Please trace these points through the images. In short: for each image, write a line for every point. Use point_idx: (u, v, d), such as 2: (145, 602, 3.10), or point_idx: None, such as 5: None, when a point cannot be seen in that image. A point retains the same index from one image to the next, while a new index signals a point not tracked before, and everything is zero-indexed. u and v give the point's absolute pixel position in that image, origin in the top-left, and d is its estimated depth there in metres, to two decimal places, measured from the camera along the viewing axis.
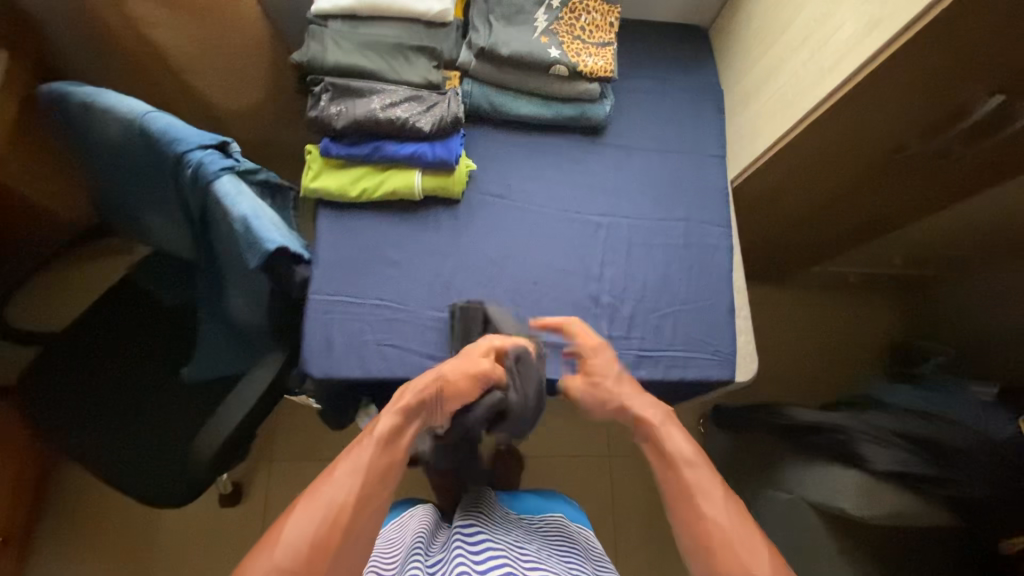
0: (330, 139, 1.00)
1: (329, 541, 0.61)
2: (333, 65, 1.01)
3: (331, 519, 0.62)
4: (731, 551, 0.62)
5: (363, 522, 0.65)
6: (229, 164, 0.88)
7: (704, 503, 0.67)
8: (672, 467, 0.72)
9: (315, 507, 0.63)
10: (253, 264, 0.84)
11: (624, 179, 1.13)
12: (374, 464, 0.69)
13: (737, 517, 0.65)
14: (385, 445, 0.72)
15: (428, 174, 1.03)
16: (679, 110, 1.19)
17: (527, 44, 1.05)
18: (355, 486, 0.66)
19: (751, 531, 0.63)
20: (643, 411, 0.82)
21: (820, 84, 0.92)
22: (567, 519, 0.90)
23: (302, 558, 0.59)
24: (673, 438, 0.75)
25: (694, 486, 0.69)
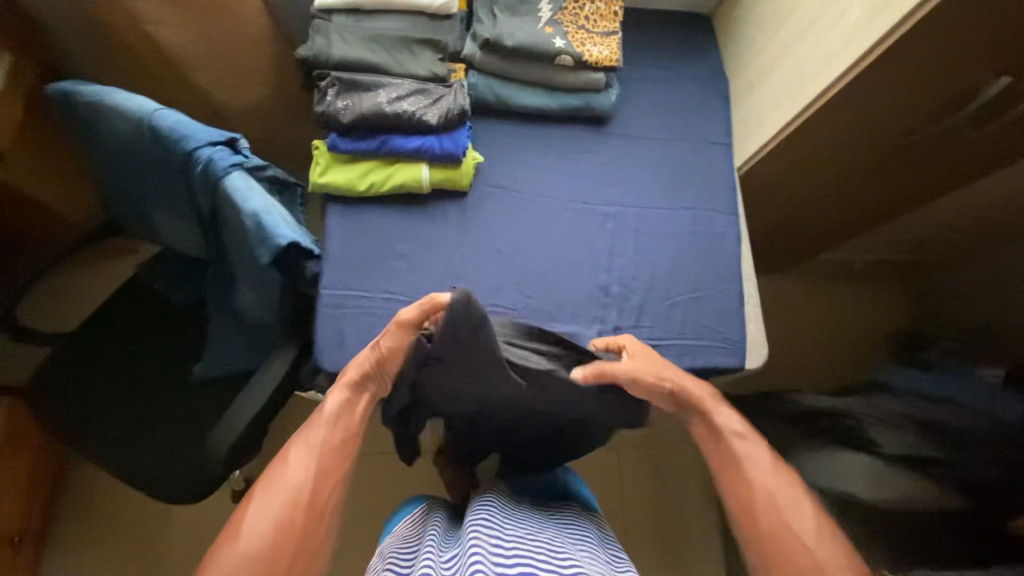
0: (337, 133, 1.00)
1: (291, 521, 0.70)
2: (339, 59, 1.00)
3: (290, 503, 0.71)
4: (780, 513, 0.70)
5: (325, 501, 0.74)
6: (238, 160, 0.88)
7: (755, 475, 0.74)
8: (722, 445, 0.79)
9: (274, 493, 0.71)
10: (265, 259, 0.85)
11: (632, 169, 1.13)
12: (327, 443, 0.77)
13: (786, 488, 0.73)
14: (336, 425, 0.79)
15: (435, 168, 1.03)
16: (684, 99, 1.19)
17: (532, 35, 1.05)
18: (309, 468, 0.74)
19: (800, 499, 0.71)
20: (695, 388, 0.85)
21: (827, 70, 0.91)
22: (583, 510, 0.91)
23: (267, 539, 0.68)
24: (725, 416, 0.82)
25: (742, 457, 0.77)
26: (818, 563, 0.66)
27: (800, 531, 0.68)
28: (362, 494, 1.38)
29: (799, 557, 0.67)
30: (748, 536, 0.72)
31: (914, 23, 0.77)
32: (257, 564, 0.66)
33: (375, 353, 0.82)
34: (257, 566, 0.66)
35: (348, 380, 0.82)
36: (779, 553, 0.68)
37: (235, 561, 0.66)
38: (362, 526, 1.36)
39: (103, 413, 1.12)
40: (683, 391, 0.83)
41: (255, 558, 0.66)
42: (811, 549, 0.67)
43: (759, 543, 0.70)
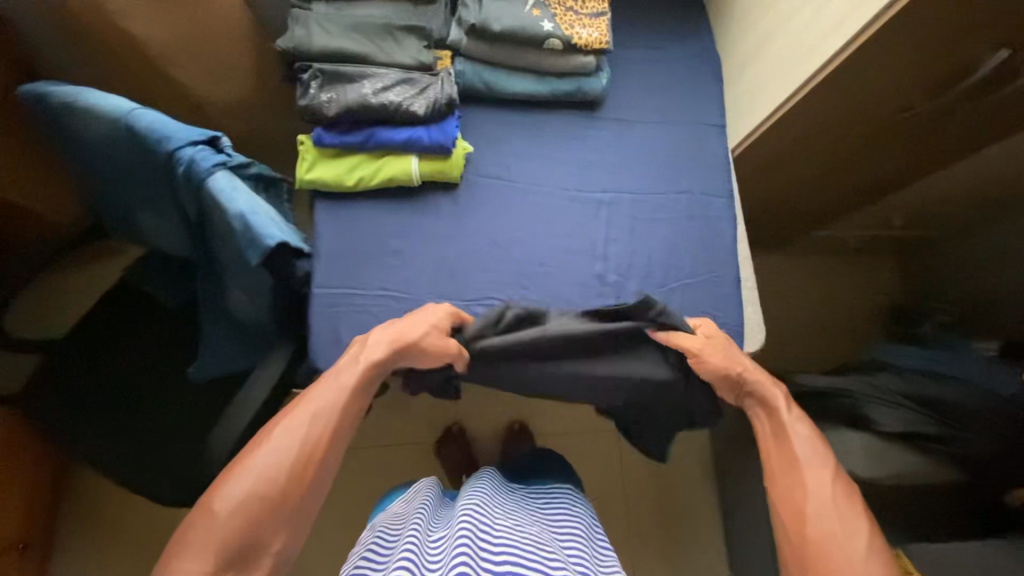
0: (322, 127, 0.97)
1: (304, 468, 0.73)
2: (320, 49, 0.96)
3: (304, 454, 0.74)
4: (835, 531, 0.68)
5: (331, 458, 0.77)
6: (221, 159, 0.86)
7: (815, 485, 0.73)
8: (786, 452, 0.78)
9: (294, 439, 0.75)
10: (254, 261, 0.84)
11: (626, 154, 1.11)
12: (345, 407, 0.80)
13: (843, 509, 0.70)
14: (356, 393, 0.81)
15: (425, 159, 1.00)
16: (677, 80, 1.16)
17: (520, 19, 1.02)
18: (329, 425, 0.77)
19: (856, 522, 0.69)
20: (769, 389, 0.85)
21: (823, 48, 0.89)
22: (576, 493, 0.96)
23: (279, 482, 0.71)
24: (797, 424, 0.81)
25: (804, 461, 0.76)
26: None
27: (851, 557, 0.66)
28: (362, 485, 1.39)
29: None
30: (789, 544, 0.71)
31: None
32: (263, 503, 0.69)
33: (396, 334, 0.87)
34: (264, 502, 0.69)
35: (376, 359, 0.83)
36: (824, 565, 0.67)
37: (243, 491, 0.70)
38: (362, 516, 1.37)
39: (97, 421, 1.11)
40: (750, 377, 0.86)
41: (262, 496, 0.70)
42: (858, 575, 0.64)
43: (803, 553, 0.69)
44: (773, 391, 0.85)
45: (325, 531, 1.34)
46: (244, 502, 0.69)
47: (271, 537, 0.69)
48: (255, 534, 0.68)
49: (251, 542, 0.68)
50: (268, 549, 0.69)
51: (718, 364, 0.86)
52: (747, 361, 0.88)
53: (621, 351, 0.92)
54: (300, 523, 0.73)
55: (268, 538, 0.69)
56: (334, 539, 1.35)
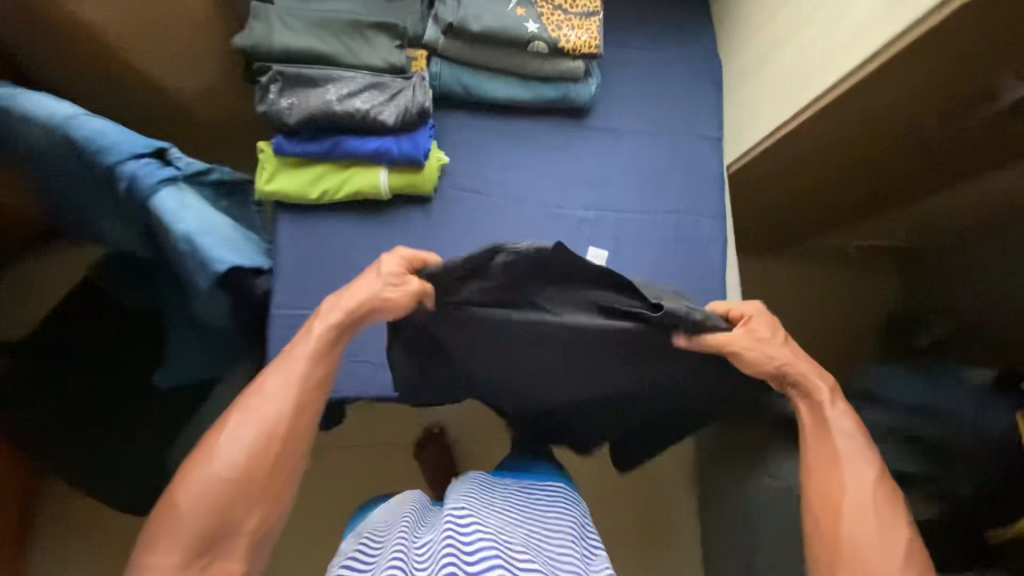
0: (283, 135, 0.90)
1: (267, 450, 0.69)
2: (281, 48, 0.87)
3: (266, 434, 0.69)
4: (875, 541, 0.65)
5: (300, 434, 0.72)
6: (168, 174, 0.80)
7: (855, 490, 0.69)
8: (823, 452, 0.73)
9: (254, 420, 0.69)
10: (206, 285, 0.79)
11: (613, 166, 1.04)
12: (308, 377, 0.73)
13: (881, 516, 0.67)
14: (318, 361, 0.74)
15: (394, 172, 0.94)
16: (673, 87, 1.08)
17: (501, 18, 0.93)
18: (290, 400, 0.72)
19: (896, 530, 0.66)
20: (812, 381, 0.76)
21: (831, 69, 0.80)
22: (569, 492, 0.90)
23: (242, 465, 0.67)
24: (838, 417, 0.74)
25: (846, 458, 0.71)
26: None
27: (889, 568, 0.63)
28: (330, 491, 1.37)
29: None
30: (820, 540, 0.68)
31: (933, 25, 0.66)
32: (229, 489, 0.66)
33: (371, 297, 0.75)
34: (229, 487, 0.66)
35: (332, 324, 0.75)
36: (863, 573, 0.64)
37: (209, 481, 0.66)
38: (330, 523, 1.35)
39: (61, 424, 1.09)
40: (790, 370, 0.75)
41: (227, 483, 0.66)
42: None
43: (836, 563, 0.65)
44: (813, 381, 0.76)
45: (292, 537, 1.32)
46: (210, 490, 0.65)
47: (243, 520, 0.66)
48: (223, 519, 0.65)
49: (222, 528, 0.65)
50: (241, 534, 0.66)
51: (761, 361, 0.74)
52: (789, 344, 0.78)
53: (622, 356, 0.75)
54: (274, 505, 0.69)
55: (240, 522, 0.66)
56: (298, 547, 1.33)
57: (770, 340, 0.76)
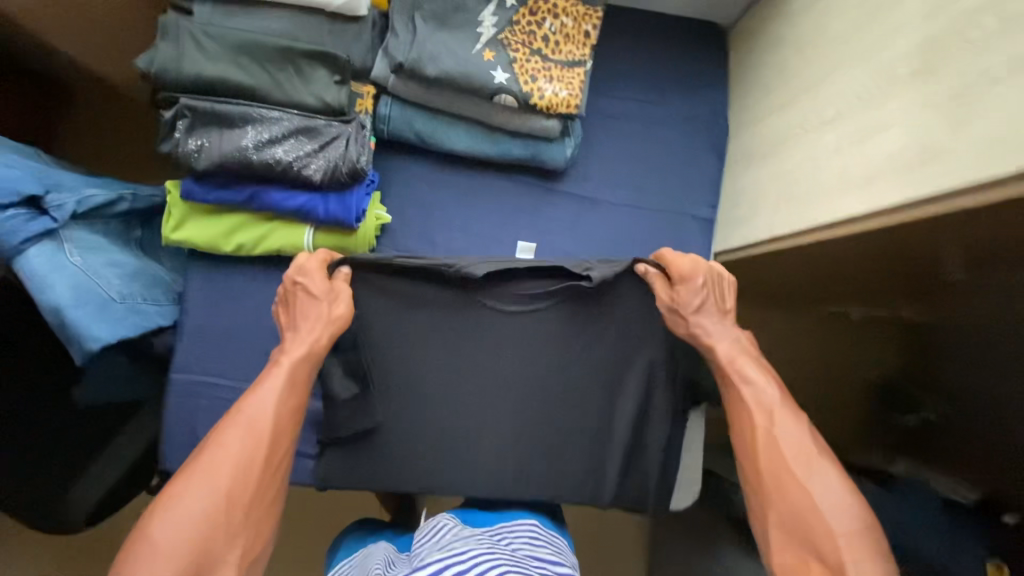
0: (192, 178, 0.77)
1: (246, 470, 0.59)
2: (192, 78, 0.73)
3: (242, 462, 0.59)
4: (800, 482, 0.59)
5: (280, 461, 0.63)
6: (36, 231, 0.69)
7: (777, 433, 0.62)
8: (736, 399, 0.66)
9: (233, 441, 0.60)
10: (76, 362, 0.69)
11: (580, 240, 0.90)
12: (284, 402, 0.64)
13: (809, 457, 0.60)
14: (294, 386, 0.66)
15: (322, 230, 0.81)
16: (667, 153, 0.92)
17: (463, 62, 0.77)
18: (266, 426, 0.62)
19: (821, 468, 0.59)
20: (718, 339, 0.68)
21: (834, 202, 0.64)
22: (541, 527, 0.79)
23: (221, 489, 0.57)
24: (753, 368, 0.66)
25: (757, 406, 0.64)
26: (838, 550, 0.55)
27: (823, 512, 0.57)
28: None
29: (816, 536, 0.57)
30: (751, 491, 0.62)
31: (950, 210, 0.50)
32: (209, 521, 0.56)
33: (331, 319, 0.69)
34: (206, 519, 0.55)
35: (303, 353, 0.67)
36: (802, 528, 0.58)
37: (181, 517, 0.55)
38: None
39: None
40: (704, 342, 0.68)
41: (204, 516, 0.56)
42: (833, 536, 0.56)
43: (770, 515, 0.60)
44: (724, 348, 0.68)
45: None
46: (184, 527, 0.55)
47: (224, 551, 0.56)
48: (204, 553, 0.55)
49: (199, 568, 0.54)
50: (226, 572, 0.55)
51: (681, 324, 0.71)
52: (715, 307, 0.70)
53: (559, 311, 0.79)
54: (261, 529, 0.59)
55: (225, 553, 0.56)
56: None
57: (686, 301, 0.69)
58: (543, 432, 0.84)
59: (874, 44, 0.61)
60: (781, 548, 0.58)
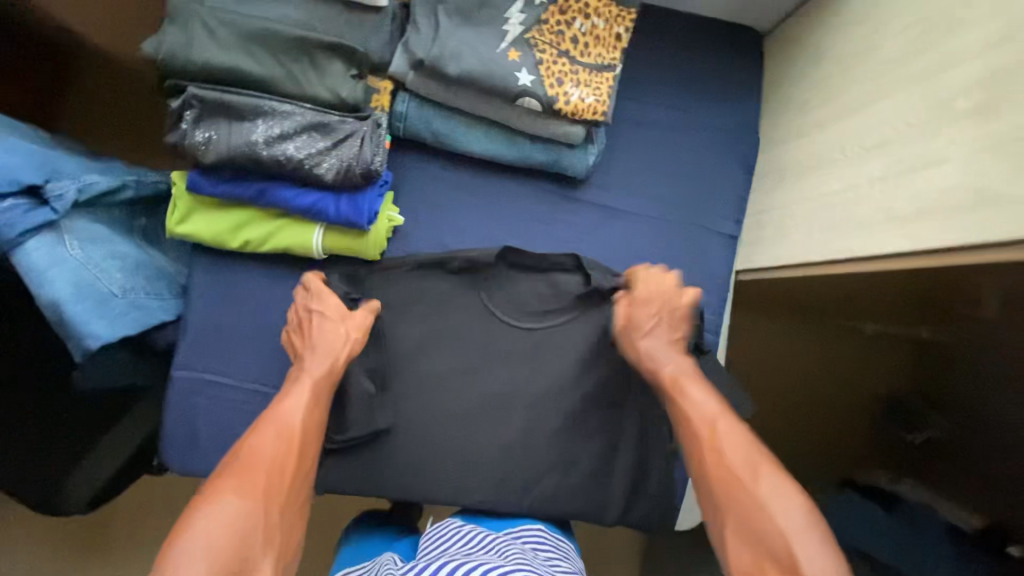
0: (199, 171, 0.73)
1: (282, 467, 0.61)
2: (201, 67, 0.70)
3: (274, 470, 0.60)
4: (750, 487, 0.58)
5: (308, 470, 0.63)
6: (38, 221, 0.66)
7: (723, 445, 0.62)
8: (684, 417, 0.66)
9: (265, 451, 0.61)
10: (75, 357, 0.67)
11: (597, 250, 0.86)
12: (308, 415, 0.67)
13: (757, 465, 0.59)
14: (316, 399, 0.69)
15: (332, 230, 0.78)
16: (694, 163, 0.88)
17: (487, 62, 0.73)
18: (293, 437, 0.63)
19: (768, 474, 0.58)
20: (665, 360, 0.71)
21: (877, 234, 0.61)
22: (547, 533, 0.78)
23: (257, 491, 0.57)
24: (700, 387, 0.68)
25: (700, 421, 0.64)
26: (792, 552, 0.53)
27: (776, 517, 0.56)
28: None
29: (772, 543, 0.54)
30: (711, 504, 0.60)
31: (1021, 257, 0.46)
32: (248, 524, 0.55)
33: (347, 336, 0.74)
34: (245, 521, 0.54)
35: (327, 368, 0.70)
36: (756, 529, 0.56)
37: (218, 523, 0.53)
38: None
39: None
40: (651, 366, 0.71)
41: (243, 520, 0.55)
42: (788, 541, 0.54)
43: (726, 528, 0.58)
44: (671, 368, 0.70)
45: None
46: (222, 531, 0.53)
47: (262, 555, 0.54)
48: (245, 548, 0.53)
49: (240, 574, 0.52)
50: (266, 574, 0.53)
51: (631, 349, 0.73)
52: (661, 327, 0.73)
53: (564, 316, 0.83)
54: (296, 527, 0.59)
55: (265, 550, 0.55)
56: None
57: (632, 321, 0.73)
58: (549, 447, 0.82)
59: (932, 69, 0.57)
60: (739, 554, 0.56)
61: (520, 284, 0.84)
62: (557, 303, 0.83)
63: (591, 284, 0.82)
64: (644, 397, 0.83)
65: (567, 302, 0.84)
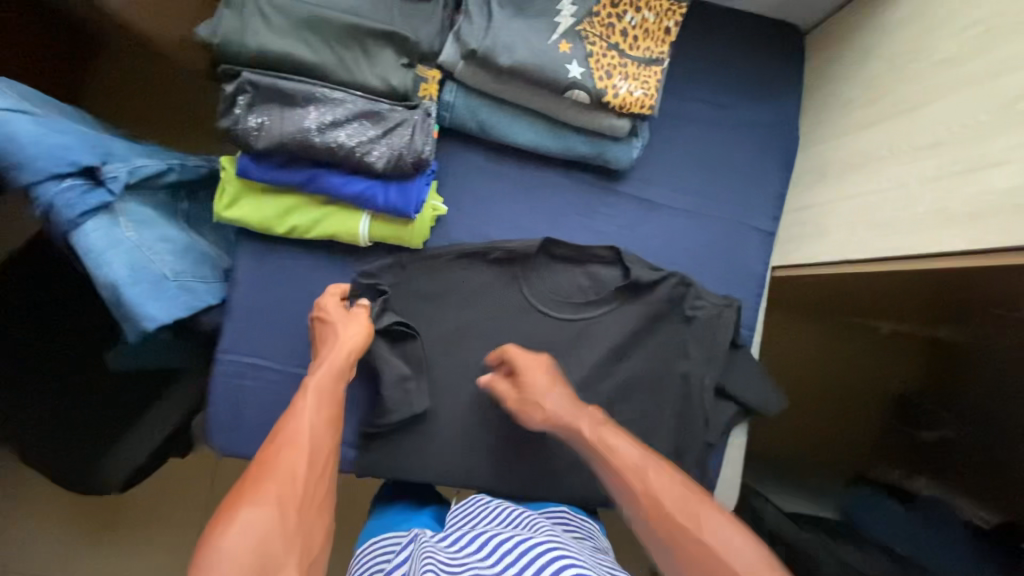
0: (249, 157, 0.74)
1: (293, 474, 0.59)
2: (256, 52, 0.70)
3: (287, 475, 0.58)
4: (692, 529, 0.57)
5: (321, 474, 0.62)
6: (93, 202, 0.66)
7: (654, 490, 0.61)
8: (611, 472, 0.65)
9: (277, 458, 0.60)
10: (130, 338, 0.68)
11: (636, 244, 0.87)
12: (317, 420, 0.66)
13: (692, 507, 0.59)
14: (323, 405, 0.68)
15: (379, 219, 0.79)
16: (733, 159, 0.88)
17: (538, 53, 0.73)
18: (304, 443, 0.62)
19: (705, 511, 0.59)
20: (571, 421, 0.71)
21: (936, 232, 0.62)
22: (572, 515, 0.79)
23: (273, 496, 0.56)
24: (613, 442, 0.67)
25: (624, 468, 0.64)
26: None
27: (725, 556, 0.54)
28: None
29: None
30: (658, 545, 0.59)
31: None
32: (268, 528, 0.53)
33: (348, 338, 0.74)
34: (265, 525, 0.53)
35: (330, 369, 0.70)
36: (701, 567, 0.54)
37: (237, 530, 0.52)
38: None
39: None
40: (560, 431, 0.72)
41: (263, 524, 0.53)
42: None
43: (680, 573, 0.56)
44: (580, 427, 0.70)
45: None
46: (242, 538, 0.51)
47: (285, 558, 0.52)
48: (266, 553, 0.51)
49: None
50: None
51: (536, 421, 0.74)
52: (559, 390, 0.75)
53: (604, 308, 0.84)
54: (316, 527, 0.57)
55: (286, 553, 0.52)
56: None
57: (530, 390, 0.74)
58: None
59: (996, 71, 0.59)
60: None
61: (559, 275, 0.85)
62: (596, 296, 0.84)
63: (630, 276, 0.83)
64: (680, 389, 0.84)
65: (607, 295, 0.84)
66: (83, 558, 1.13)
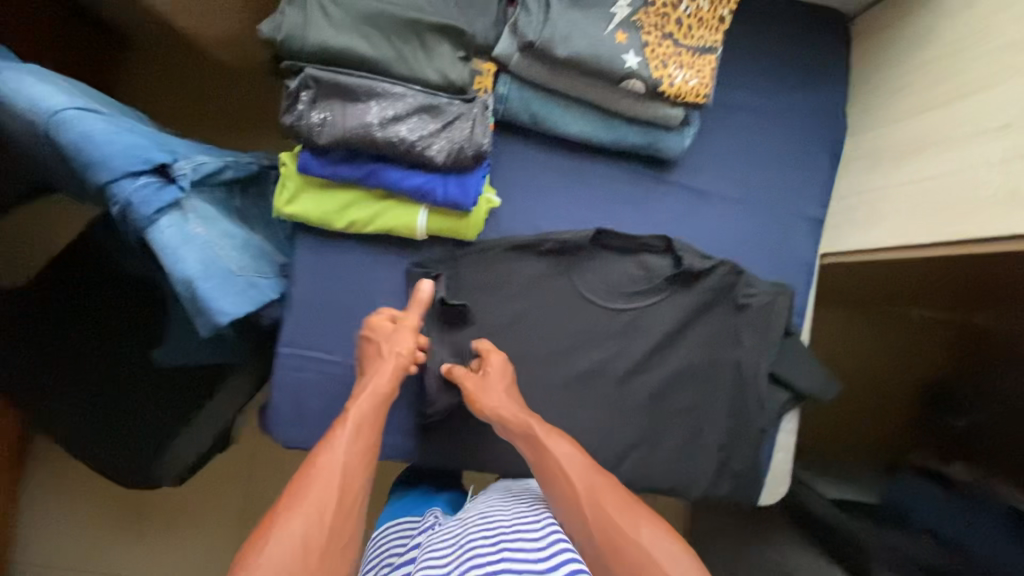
0: (309, 153, 0.75)
1: (321, 509, 0.54)
2: (319, 49, 0.71)
3: (318, 510, 0.54)
4: (629, 535, 0.57)
5: (355, 509, 0.57)
6: (166, 199, 0.68)
7: (601, 494, 0.61)
8: (549, 476, 0.65)
9: (309, 490, 0.56)
10: (202, 333, 0.69)
11: (686, 232, 0.87)
12: (353, 448, 0.62)
13: (636, 516, 0.59)
14: (359, 433, 0.64)
15: (436, 212, 0.80)
16: (781, 146, 0.89)
17: (596, 44, 0.74)
18: (337, 473, 0.58)
19: (648, 522, 0.58)
20: (519, 419, 0.71)
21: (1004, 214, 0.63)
22: None
23: (298, 535, 0.52)
24: (555, 442, 0.68)
25: (569, 469, 0.64)
26: None
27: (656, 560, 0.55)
28: None
29: None
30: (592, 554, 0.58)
31: None
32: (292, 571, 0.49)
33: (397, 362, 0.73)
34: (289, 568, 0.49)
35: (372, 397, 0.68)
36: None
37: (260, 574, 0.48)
38: None
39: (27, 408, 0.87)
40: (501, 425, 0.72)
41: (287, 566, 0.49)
42: None
43: None
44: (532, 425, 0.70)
45: None
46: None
47: None
48: None
49: None
50: None
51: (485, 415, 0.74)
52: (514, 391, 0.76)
53: (657, 296, 0.85)
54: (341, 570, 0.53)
55: None
56: None
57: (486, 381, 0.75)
58: (641, 423, 0.84)
59: None
60: None
61: (612, 265, 0.85)
62: (648, 284, 0.85)
63: (683, 264, 0.84)
64: (733, 376, 0.85)
65: (660, 283, 0.85)
66: (131, 551, 1.14)
